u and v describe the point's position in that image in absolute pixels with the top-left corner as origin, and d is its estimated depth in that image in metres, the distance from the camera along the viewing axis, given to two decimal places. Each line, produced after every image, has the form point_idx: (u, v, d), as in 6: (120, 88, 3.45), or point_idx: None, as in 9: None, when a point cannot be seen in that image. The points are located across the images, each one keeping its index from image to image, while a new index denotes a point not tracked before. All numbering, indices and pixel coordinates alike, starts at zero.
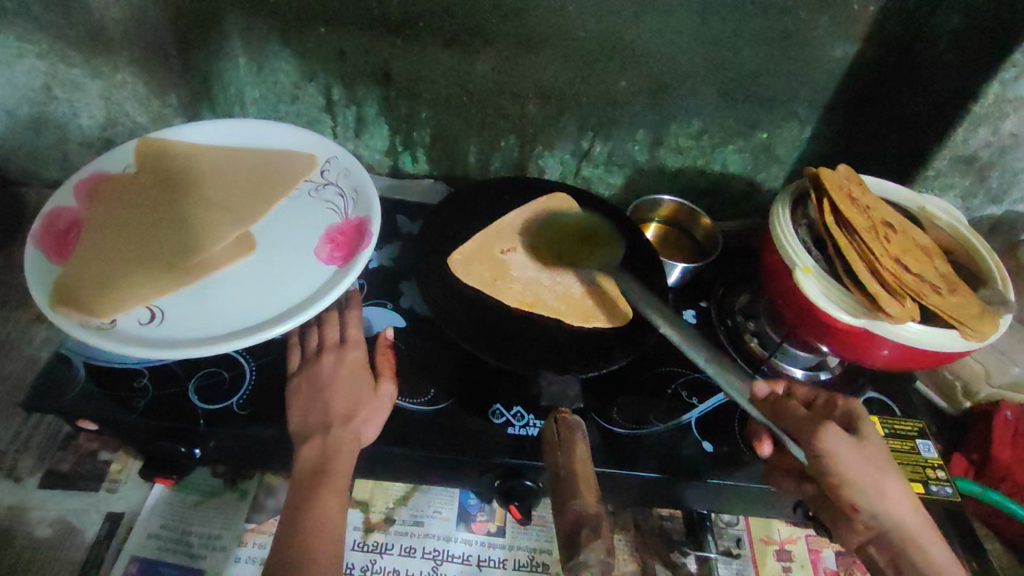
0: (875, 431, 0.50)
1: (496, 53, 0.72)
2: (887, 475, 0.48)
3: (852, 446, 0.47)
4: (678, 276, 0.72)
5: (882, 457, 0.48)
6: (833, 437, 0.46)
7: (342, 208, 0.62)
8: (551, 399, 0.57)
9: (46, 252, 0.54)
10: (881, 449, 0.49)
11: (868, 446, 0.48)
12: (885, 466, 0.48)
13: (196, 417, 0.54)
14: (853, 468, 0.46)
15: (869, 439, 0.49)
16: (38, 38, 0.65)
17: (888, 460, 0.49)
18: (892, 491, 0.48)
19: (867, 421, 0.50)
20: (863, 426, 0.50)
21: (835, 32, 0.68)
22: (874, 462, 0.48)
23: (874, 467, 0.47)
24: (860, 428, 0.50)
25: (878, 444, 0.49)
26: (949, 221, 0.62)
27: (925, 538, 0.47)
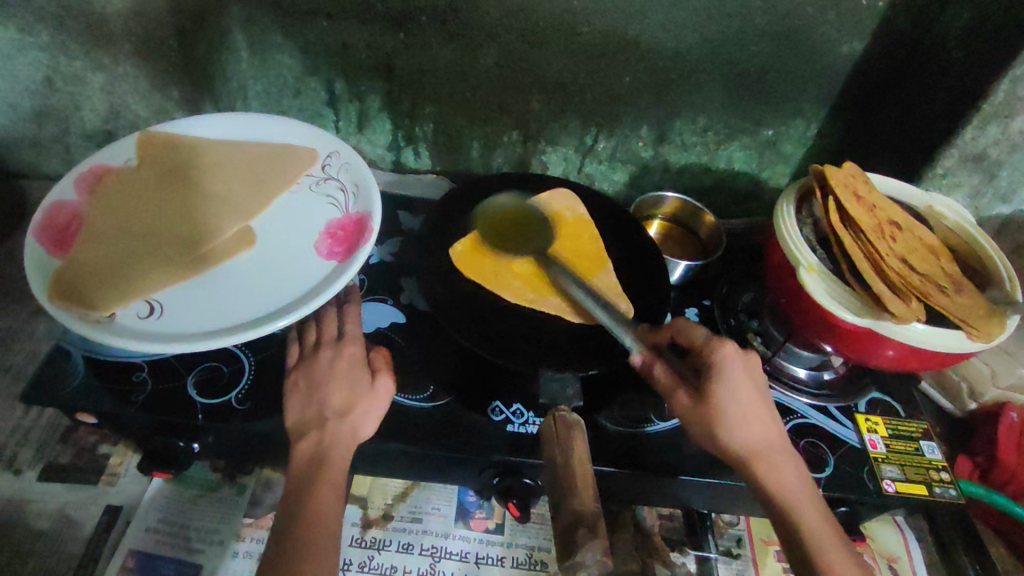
0: (735, 385, 0.50)
1: (499, 47, 0.71)
2: (730, 428, 0.49)
3: (688, 407, 0.49)
4: (681, 273, 0.71)
5: (724, 413, 0.49)
6: (674, 400, 0.50)
7: (343, 203, 0.62)
8: (549, 398, 0.55)
9: (46, 244, 0.54)
10: (726, 402, 0.49)
11: (709, 403, 0.49)
12: (722, 420, 0.48)
13: (195, 411, 0.54)
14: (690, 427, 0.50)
15: (711, 395, 0.49)
16: (40, 30, 0.65)
17: (746, 411, 0.49)
18: (744, 440, 0.49)
19: (726, 374, 0.50)
20: (715, 383, 0.49)
21: (842, 28, 0.68)
22: (711, 417, 0.49)
23: (712, 418, 0.49)
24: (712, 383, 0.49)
25: (728, 398, 0.49)
26: (956, 221, 0.61)
27: (772, 475, 0.48)
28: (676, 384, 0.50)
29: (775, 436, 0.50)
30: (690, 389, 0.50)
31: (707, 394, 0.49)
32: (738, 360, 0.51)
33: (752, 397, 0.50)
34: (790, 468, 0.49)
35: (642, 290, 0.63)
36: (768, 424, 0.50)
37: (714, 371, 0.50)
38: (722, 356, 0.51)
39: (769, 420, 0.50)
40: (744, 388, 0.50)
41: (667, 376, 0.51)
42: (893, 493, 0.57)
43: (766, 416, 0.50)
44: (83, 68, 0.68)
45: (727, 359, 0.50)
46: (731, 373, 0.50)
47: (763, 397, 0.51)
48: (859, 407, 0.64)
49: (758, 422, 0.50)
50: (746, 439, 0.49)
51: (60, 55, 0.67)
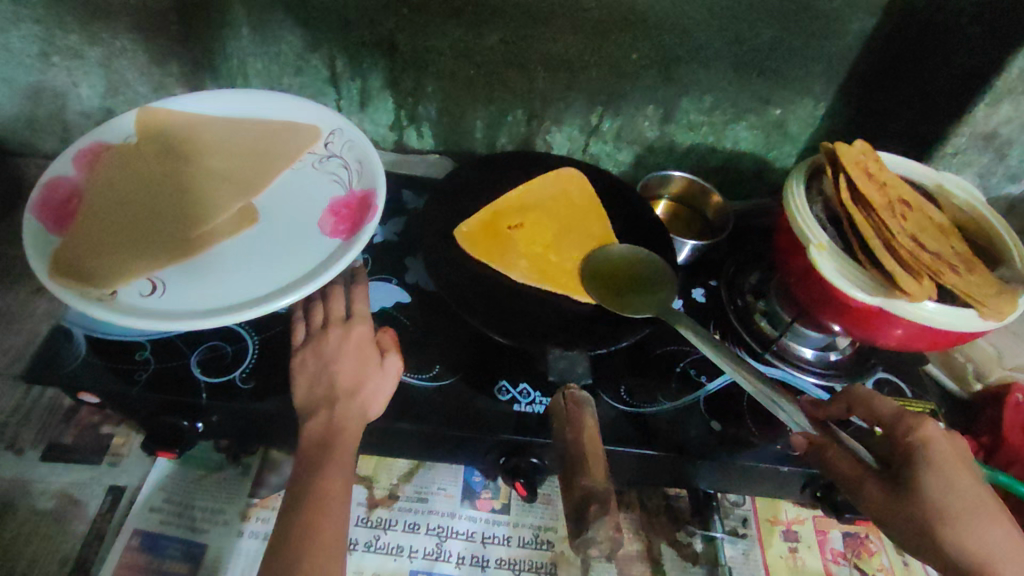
0: (947, 471, 0.45)
1: (504, 23, 0.70)
2: (952, 530, 0.44)
3: (883, 504, 0.46)
4: (687, 254, 0.71)
5: (938, 509, 0.44)
6: (865, 494, 0.47)
7: (346, 180, 0.61)
8: (559, 375, 0.57)
9: (46, 221, 0.53)
10: (941, 496, 0.45)
11: (913, 498, 0.45)
12: (941, 517, 0.44)
13: (198, 390, 0.54)
14: (889, 528, 0.46)
15: (914, 485, 0.45)
16: (35, 3, 0.64)
17: (960, 501, 0.44)
18: (975, 547, 0.43)
19: (931, 458, 0.46)
20: (916, 465, 0.46)
21: (853, 4, 0.66)
22: (921, 516, 0.44)
23: (922, 522, 0.44)
24: (913, 471, 0.46)
25: (935, 490, 0.45)
26: (967, 199, 0.60)
27: (976, 541, 0.43)
28: (862, 474, 0.48)
29: (1022, 556, 0.43)
30: (883, 483, 0.47)
31: (914, 487, 0.45)
32: (946, 445, 0.46)
33: (964, 482, 0.45)
34: (1000, 530, 0.44)
35: None
36: (981, 509, 0.45)
37: (915, 459, 0.46)
38: (923, 437, 0.47)
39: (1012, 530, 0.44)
40: (961, 484, 0.45)
41: (851, 466, 0.48)
42: None
43: (995, 518, 0.44)
44: (79, 42, 0.67)
45: (930, 437, 0.47)
46: (936, 460, 0.46)
47: (993, 499, 0.45)
48: (866, 388, 0.64)
49: (987, 526, 0.44)
50: (968, 545, 0.43)
51: (56, 30, 0.66)
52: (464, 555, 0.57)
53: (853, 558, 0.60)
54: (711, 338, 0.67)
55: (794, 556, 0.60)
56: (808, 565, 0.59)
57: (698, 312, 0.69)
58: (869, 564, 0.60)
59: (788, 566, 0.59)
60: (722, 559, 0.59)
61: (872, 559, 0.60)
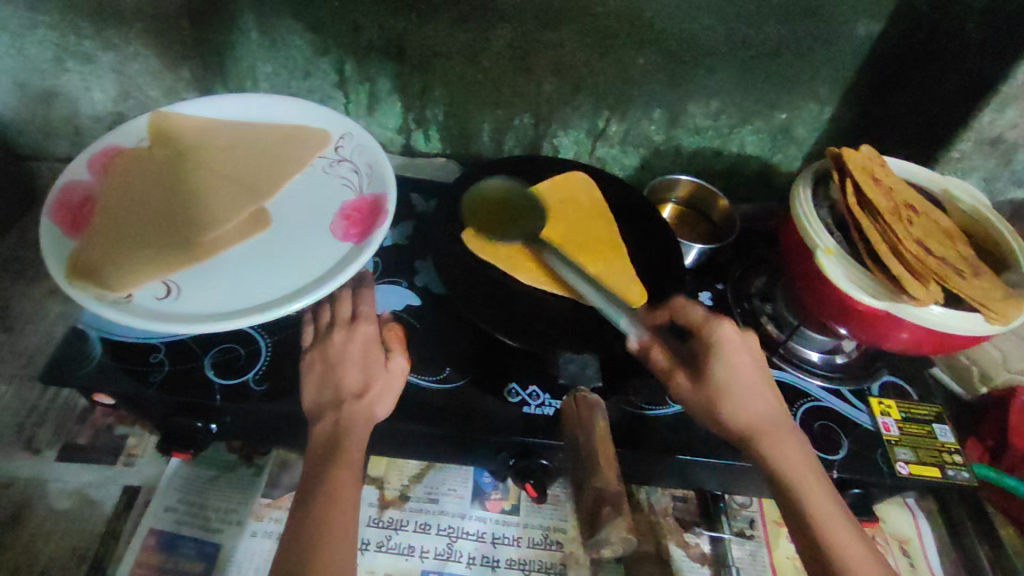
0: (731, 358, 0.51)
1: (512, 28, 0.70)
2: (732, 406, 0.49)
3: (686, 389, 0.50)
4: (694, 257, 0.71)
5: (724, 389, 0.49)
6: (675, 384, 0.51)
7: (357, 185, 0.61)
8: (570, 378, 0.57)
9: (62, 225, 0.54)
10: (724, 378, 0.50)
11: (710, 384, 0.50)
12: (724, 396, 0.49)
13: (213, 392, 0.54)
14: (691, 410, 0.50)
15: (711, 373, 0.50)
16: (50, 9, 0.65)
17: (756, 384, 0.50)
18: (745, 412, 0.49)
19: (721, 350, 0.51)
20: (709, 358, 0.50)
21: (859, 9, 0.67)
22: (711, 396, 0.49)
23: (708, 401, 0.49)
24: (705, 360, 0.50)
25: (724, 374, 0.50)
26: (973, 204, 0.60)
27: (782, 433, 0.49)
28: (672, 366, 0.51)
29: (780, 419, 0.51)
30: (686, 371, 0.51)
31: (710, 372, 0.50)
32: (735, 340, 0.52)
33: (745, 371, 0.51)
34: (787, 435, 0.50)
35: (655, 273, 0.63)
36: (759, 395, 0.50)
37: (714, 352, 0.51)
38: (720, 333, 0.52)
39: (767, 395, 0.51)
40: (743, 367, 0.51)
41: (667, 359, 0.51)
42: (905, 475, 0.58)
43: (758, 388, 0.51)
44: (93, 48, 0.68)
45: (726, 337, 0.51)
46: (731, 352, 0.51)
47: (760, 373, 0.51)
48: (873, 391, 0.65)
49: (756, 396, 0.50)
50: (745, 413, 0.49)
51: (70, 36, 0.67)
52: (474, 555, 0.57)
53: None
54: None
55: (801, 557, 0.60)
56: None
57: None
58: None
59: (795, 567, 0.60)
60: (730, 560, 0.60)
61: None
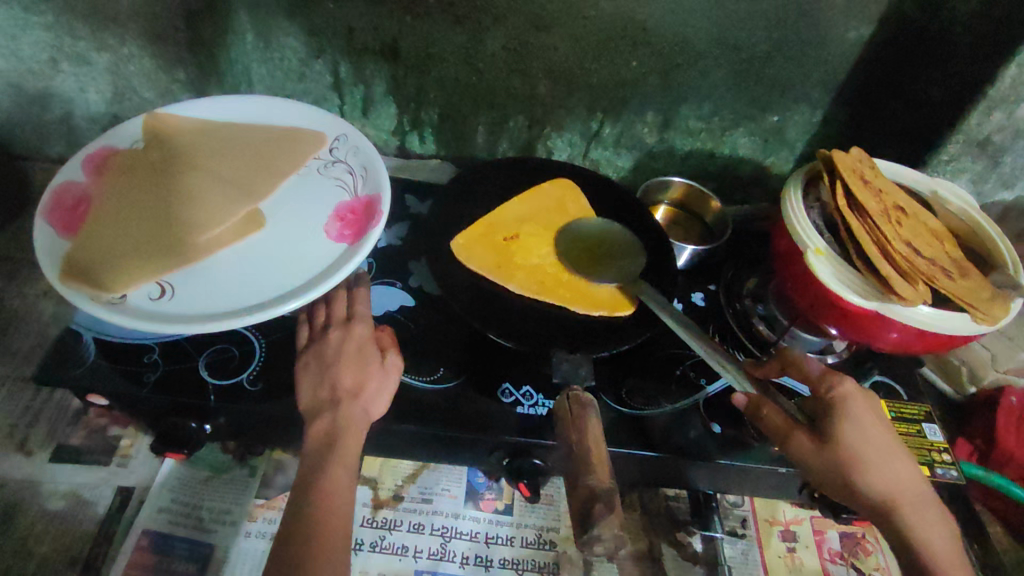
0: (865, 423, 0.49)
1: (507, 30, 0.71)
2: (869, 474, 0.48)
3: (811, 452, 0.48)
4: (686, 258, 0.73)
5: (858, 457, 0.48)
6: (796, 447, 0.49)
7: (351, 186, 0.62)
8: (562, 378, 0.55)
9: (56, 226, 0.54)
10: (862, 447, 0.48)
11: (838, 450, 0.48)
12: (857, 465, 0.48)
13: (207, 393, 0.54)
14: (813, 473, 0.49)
15: (842, 439, 0.48)
16: (44, 10, 0.65)
17: (898, 446, 0.50)
18: (882, 480, 0.48)
19: (852, 414, 0.49)
20: (840, 419, 0.49)
21: (848, 13, 0.68)
22: (843, 464, 0.48)
23: (842, 468, 0.48)
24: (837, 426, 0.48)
25: (859, 442, 0.48)
26: (961, 206, 0.61)
27: (910, 506, 0.48)
28: (791, 425, 0.49)
29: (912, 475, 0.50)
30: (810, 432, 0.49)
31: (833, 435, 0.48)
32: (867, 400, 0.50)
33: (888, 436, 0.49)
34: (928, 509, 0.49)
35: (650, 277, 0.63)
36: (897, 462, 0.49)
37: (838, 411, 0.49)
38: (849, 392, 0.50)
39: (894, 458, 0.49)
40: (875, 430, 0.49)
41: (782, 419, 0.49)
42: None
43: (893, 453, 0.49)
44: (88, 49, 0.68)
45: (850, 395, 0.50)
46: (854, 413, 0.49)
47: (889, 434, 0.50)
48: (863, 390, 0.65)
49: (887, 459, 0.49)
50: (884, 480, 0.48)
51: (64, 38, 0.67)
52: (468, 555, 0.58)
53: (850, 557, 0.61)
54: (710, 340, 0.67)
55: (792, 556, 0.61)
56: (805, 564, 0.61)
57: (697, 315, 0.70)
58: (865, 563, 0.61)
59: (786, 566, 0.60)
60: (721, 559, 0.60)
61: (868, 559, 0.61)
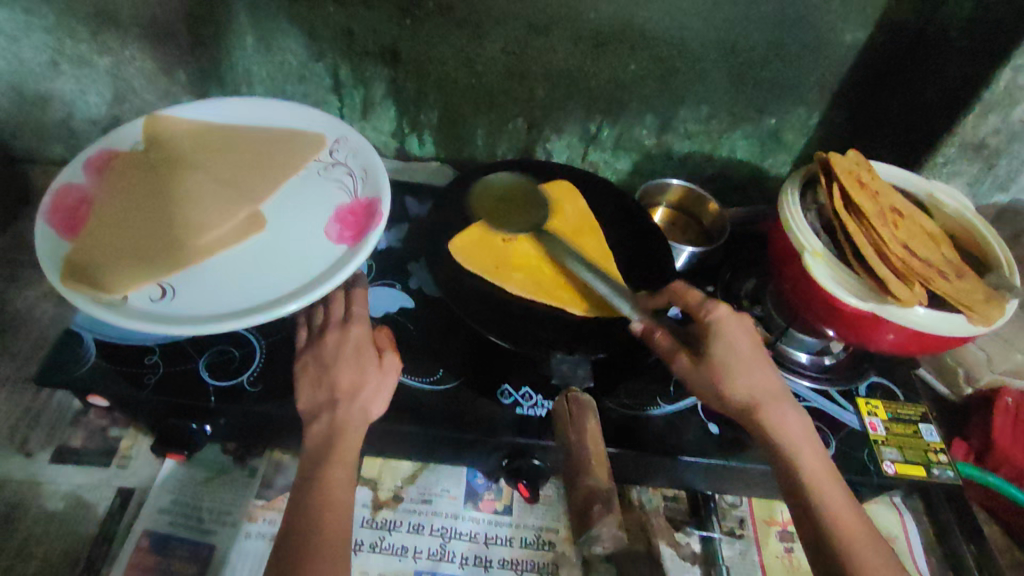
0: (730, 339, 0.52)
1: (505, 33, 0.71)
2: (734, 384, 0.50)
3: (689, 370, 0.51)
4: (685, 260, 0.73)
5: (727, 368, 0.51)
6: (676, 365, 0.52)
7: (351, 188, 0.62)
8: (562, 378, 0.56)
9: (57, 227, 0.54)
10: (726, 360, 0.51)
11: (711, 363, 0.51)
12: (726, 376, 0.50)
13: (207, 394, 0.55)
14: (692, 385, 0.52)
15: (712, 356, 0.51)
16: (45, 12, 0.65)
17: (763, 359, 0.52)
18: (743, 388, 0.50)
19: (722, 333, 0.52)
20: (710, 338, 0.52)
21: (844, 17, 0.68)
22: (713, 376, 0.51)
23: (715, 380, 0.50)
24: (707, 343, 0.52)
25: (727, 356, 0.51)
26: (958, 208, 0.62)
27: (783, 418, 0.50)
28: (673, 347, 0.52)
29: (784, 390, 0.52)
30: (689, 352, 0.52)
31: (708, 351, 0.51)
32: (736, 322, 0.53)
33: (749, 349, 0.52)
34: (801, 423, 0.51)
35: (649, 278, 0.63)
36: (768, 374, 0.52)
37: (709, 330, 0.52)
38: (718, 315, 0.53)
39: (769, 374, 0.52)
40: (742, 346, 0.52)
41: (672, 343, 0.52)
42: (892, 474, 0.59)
43: (762, 365, 0.52)
44: (89, 52, 0.69)
45: (720, 316, 0.53)
46: (726, 332, 0.52)
47: (759, 352, 0.52)
48: (860, 391, 0.66)
49: (762, 375, 0.51)
50: (749, 389, 0.50)
51: (65, 40, 0.68)
52: (467, 556, 0.58)
53: None
54: None
55: (790, 556, 0.61)
56: (803, 565, 0.61)
57: None
58: None
59: (784, 566, 0.61)
60: (719, 559, 0.60)
61: None
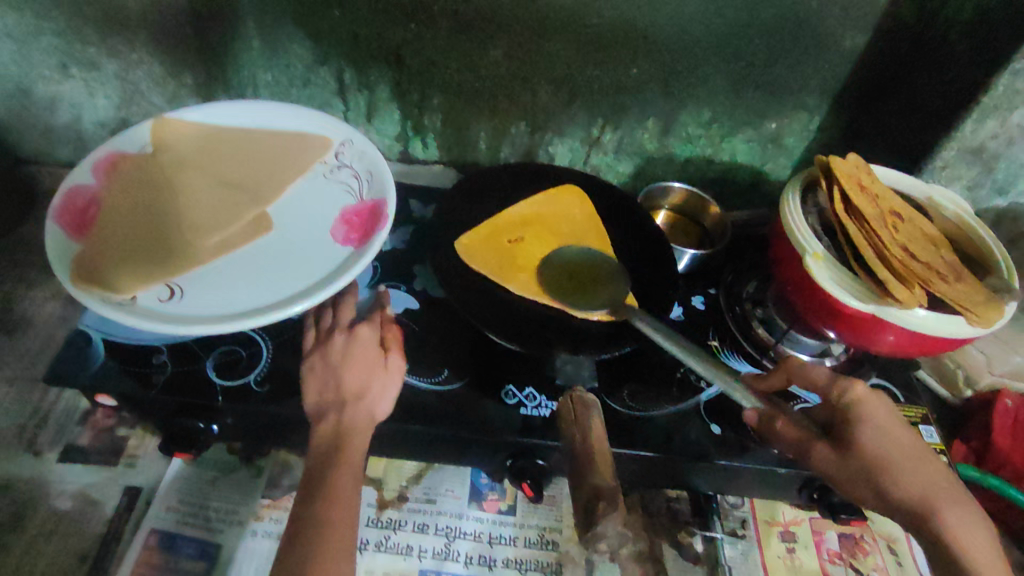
0: (878, 427, 0.49)
1: (509, 38, 0.72)
2: (890, 477, 0.47)
3: (827, 459, 0.49)
4: (686, 263, 0.75)
5: (880, 459, 0.48)
6: (814, 454, 0.50)
7: (356, 190, 0.62)
8: (566, 378, 0.61)
9: (66, 228, 0.55)
10: (878, 452, 0.48)
11: (857, 454, 0.49)
12: (881, 469, 0.48)
13: (214, 394, 0.55)
14: (836, 482, 0.49)
15: (859, 445, 0.49)
16: (55, 16, 0.66)
17: (918, 449, 0.49)
18: (908, 487, 0.47)
19: (867, 419, 0.49)
20: (856, 426, 0.49)
21: (844, 23, 0.69)
22: (866, 469, 0.48)
23: (866, 473, 0.48)
24: (850, 430, 0.49)
25: (877, 446, 0.48)
26: (955, 211, 0.62)
27: (950, 516, 0.46)
28: (807, 438, 0.50)
29: (947, 482, 0.48)
30: (829, 443, 0.50)
31: (855, 441, 0.49)
32: (882, 408, 0.50)
33: (902, 440, 0.49)
34: (972, 520, 0.46)
35: (651, 280, 0.64)
36: (927, 468, 0.48)
37: (852, 418, 0.50)
38: (860, 399, 0.50)
39: (927, 466, 0.48)
40: (891, 435, 0.49)
41: (798, 430, 0.51)
42: None
43: (920, 456, 0.49)
44: (97, 55, 0.69)
45: (864, 400, 0.50)
46: (869, 418, 0.49)
47: (913, 441, 0.49)
48: None
49: (918, 467, 0.48)
50: (915, 489, 0.47)
51: (74, 44, 0.68)
52: (472, 555, 0.58)
53: (849, 558, 0.62)
54: (710, 345, 0.68)
55: (792, 556, 0.62)
56: (805, 565, 0.61)
57: (696, 319, 0.71)
58: (864, 564, 0.62)
59: (786, 566, 0.61)
60: (722, 559, 0.61)
61: (866, 559, 0.62)
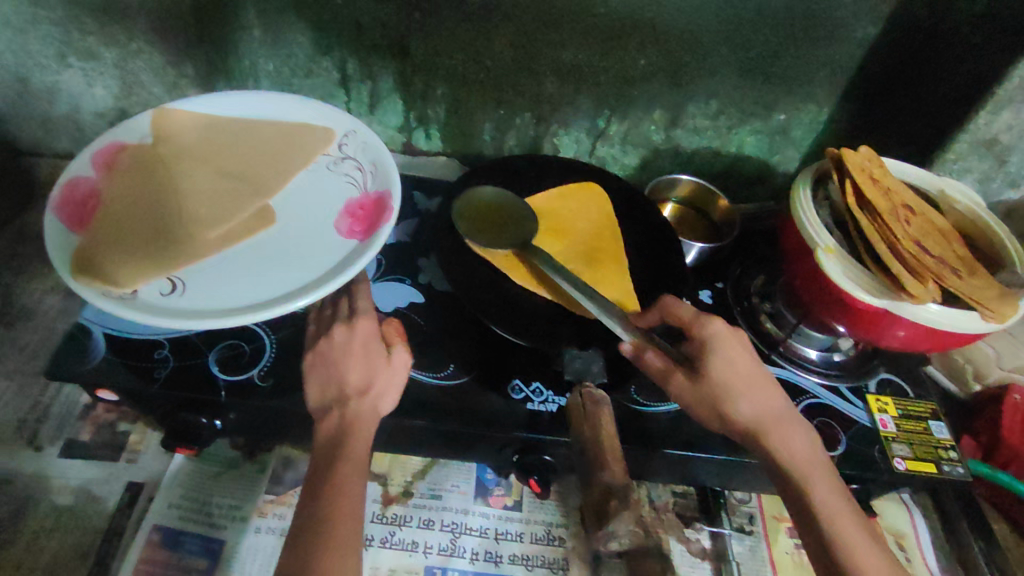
0: (729, 354, 0.50)
1: (515, 27, 0.71)
2: (733, 401, 0.49)
3: (684, 389, 0.50)
4: (694, 256, 0.72)
5: (725, 386, 0.49)
6: (672, 384, 0.50)
7: (361, 182, 0.61)
8: (576, 374, 0.56)
9: (65, 220, 0.53)
10: (722, 378, 0.49)
11: (706, 380, 0.49)
12: (725, 396, 0.49)
13: (218, 389, 0.54)
14: (692, 410, 0.50)
15: (706, 373, 0.49)
16: (52, 5, 0.65)
17: (758, 377, 0.50)
18: (747, 410, 0.49)
19: (717, 348, 0.50)
20: (708, 357, 0.50)
21: (856, 13, 0.68)
22: (712, 395, 0.49)
23: (716, 398, 0.49)
24: (700, 360, 0.50)
25: (721, 372, 0.49)
26: (968, 204, 0.62)
27: (777, 437, 0.48)
28: (670, 367, 0.51)
29: (785, 405, 0.50)
30: (685, 371, 0.50)
31: (705, 369, 0.49)
32: (731, 337, 0.51)
33: (746, 367, 0.50)
34: (797, 436, 0.49)
35: (660, 274, 0.63)
36: (744, 388, 0.49)
37: (702, 347, 0.51)
38: (715, 332, 0.51)
39: (762, 391, 0.50)
40: (740, 362, 0.50)
41: (662, 362, 0.51)
42: (903, 471, 0.59)
43: (761, 383, 0.50)
44: (95, 44, 0.68)
45: (717, 334, 0.51)
46: (722, 345, 0.50)
47: (759, 369, 0.50)
48: (870, 389, 0.66)
49: (756, 392, 0.49)
50: (751, 411, 0.49)
51: (72, 32, 0.67)
52: (477, 551, 0.58)
53: None
54: None
55: (800, 552, 0.61)
56: None
57: (706, 312, 0.70)
58: None
59: (794, 562, 0.61)
60: (729, 556, 0.60)
61: None
